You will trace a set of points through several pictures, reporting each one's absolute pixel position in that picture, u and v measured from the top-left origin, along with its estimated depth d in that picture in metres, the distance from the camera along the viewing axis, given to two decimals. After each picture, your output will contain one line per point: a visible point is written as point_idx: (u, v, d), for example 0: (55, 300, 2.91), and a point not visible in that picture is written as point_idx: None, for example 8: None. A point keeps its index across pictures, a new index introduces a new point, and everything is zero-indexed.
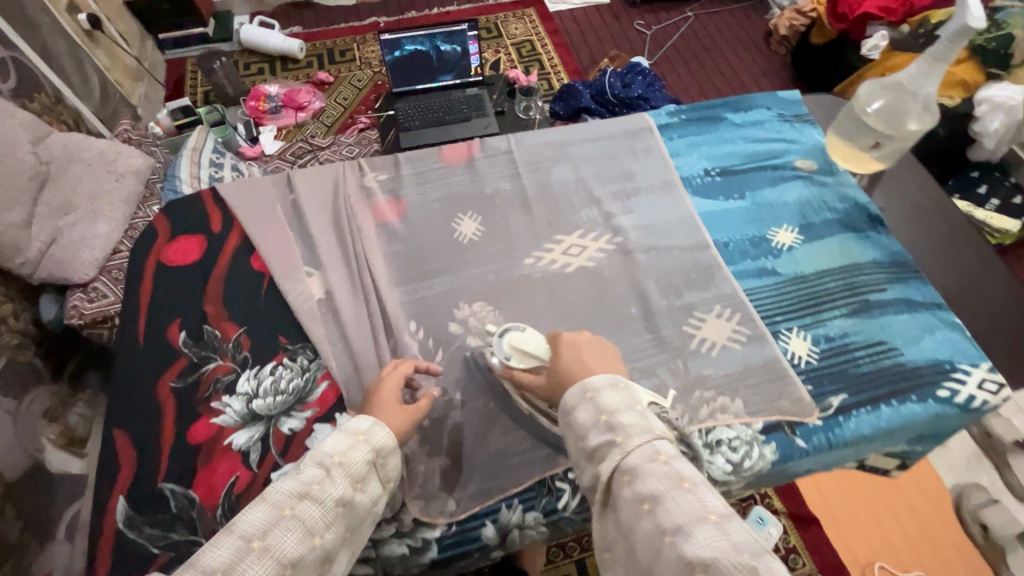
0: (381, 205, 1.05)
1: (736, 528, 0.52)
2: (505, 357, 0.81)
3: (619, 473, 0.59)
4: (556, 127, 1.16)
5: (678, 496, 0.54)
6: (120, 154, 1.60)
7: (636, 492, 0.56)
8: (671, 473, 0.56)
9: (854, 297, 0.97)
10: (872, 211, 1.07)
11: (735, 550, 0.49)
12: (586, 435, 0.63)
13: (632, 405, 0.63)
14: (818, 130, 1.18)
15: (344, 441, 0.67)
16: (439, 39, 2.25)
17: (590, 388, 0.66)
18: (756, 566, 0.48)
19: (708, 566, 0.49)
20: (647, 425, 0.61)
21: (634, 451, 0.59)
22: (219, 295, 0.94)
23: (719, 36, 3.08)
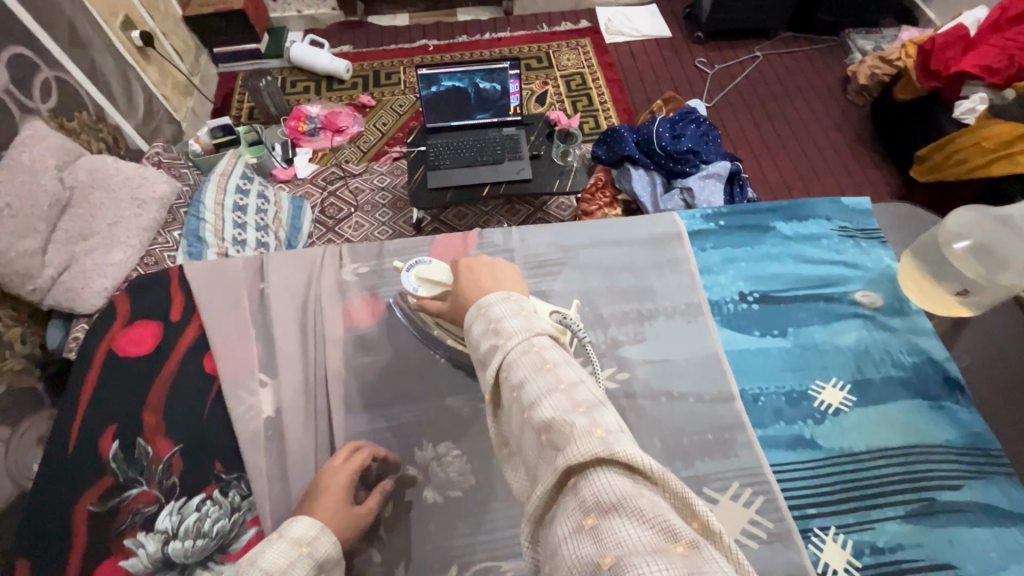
0: (355, 306, 0.92)
1: (581, 391, 0.46)
2: (413, 288, 0.83)
3: (499, 371, 0.51)
4: (569, 224, 1.00)
5: (538, 376, 0.48)
6: (145, 180, 1.49)
7: (509, 385, 0.49)
8: (535, 356, 0.50)
9: (915, 494, 0.76)
10: (951, 373, 0.85)
11: (572, 405, 0.44)
12: (477, 345, 0.55)
13: (519, 310, 0.55)
14: (888, 252, 0.97)
15: (284, 553, 0.59)
16: (479, 77, 2.09)
17: (483, 304, 0.57)
18: (576, 418, 0.43)
19: (552, 427, 0.44)
20: (528, 322, 0.53)
21: (513, 348, 0.51)
22: (162, 402, 0.84)
23: (790, 80, 2.80)
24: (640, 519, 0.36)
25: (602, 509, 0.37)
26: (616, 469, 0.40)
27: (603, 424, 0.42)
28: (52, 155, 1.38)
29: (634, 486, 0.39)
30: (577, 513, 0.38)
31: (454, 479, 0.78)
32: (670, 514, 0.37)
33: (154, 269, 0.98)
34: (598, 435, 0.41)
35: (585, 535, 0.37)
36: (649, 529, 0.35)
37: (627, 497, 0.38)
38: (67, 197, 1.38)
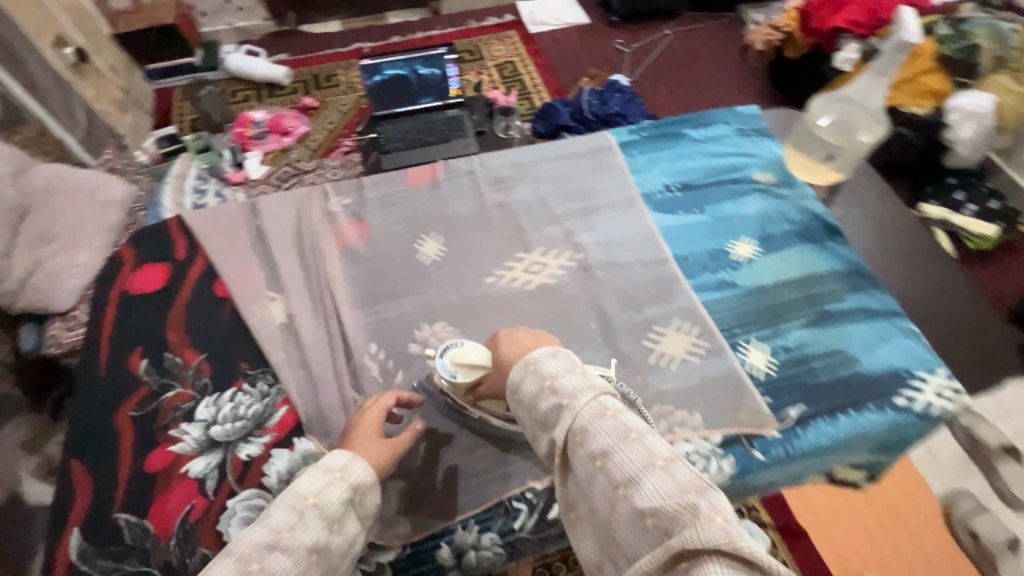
0: (344, 229, 1.06)
1: (679, 469, 0.56)
2: (450, 375, 0.81)
3: (571, 434, 0.63)
4: (519, 147, 1.18)
5: (628, 449, 0.59)
6: (101, 184, 1.51)
7: (588, 450, 0.61)
8: (618, 426, 0.61)
9: (811, 308, 0.98)
10: (830, 222, 1.08)
11: (681, 490, 0.54)
12: (535, 407, 0.68)
13: (570, 370, 0.68)
14: (775, 143, 1.20)
15: (318, 481, 0.66)
16: (419, 63, 2.32)
17: (532, 361, 0.71)
18: (696, 503, 0.52)
19: (657, 511, 0.54)
20: (587, 385, 0.66)
21: (582, 410, 0.64)
22: (182, 323, 0.95)
23: (698, 53, 3.13)
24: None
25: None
26: (733, 563, 0.49)
27: (720, 512, 0.51)
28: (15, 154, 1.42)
29: None
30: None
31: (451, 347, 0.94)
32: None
33: (152, 223, 1.08)
34: (718, 523, 0.50)
35: None
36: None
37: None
38: (27, 201, 1.40)
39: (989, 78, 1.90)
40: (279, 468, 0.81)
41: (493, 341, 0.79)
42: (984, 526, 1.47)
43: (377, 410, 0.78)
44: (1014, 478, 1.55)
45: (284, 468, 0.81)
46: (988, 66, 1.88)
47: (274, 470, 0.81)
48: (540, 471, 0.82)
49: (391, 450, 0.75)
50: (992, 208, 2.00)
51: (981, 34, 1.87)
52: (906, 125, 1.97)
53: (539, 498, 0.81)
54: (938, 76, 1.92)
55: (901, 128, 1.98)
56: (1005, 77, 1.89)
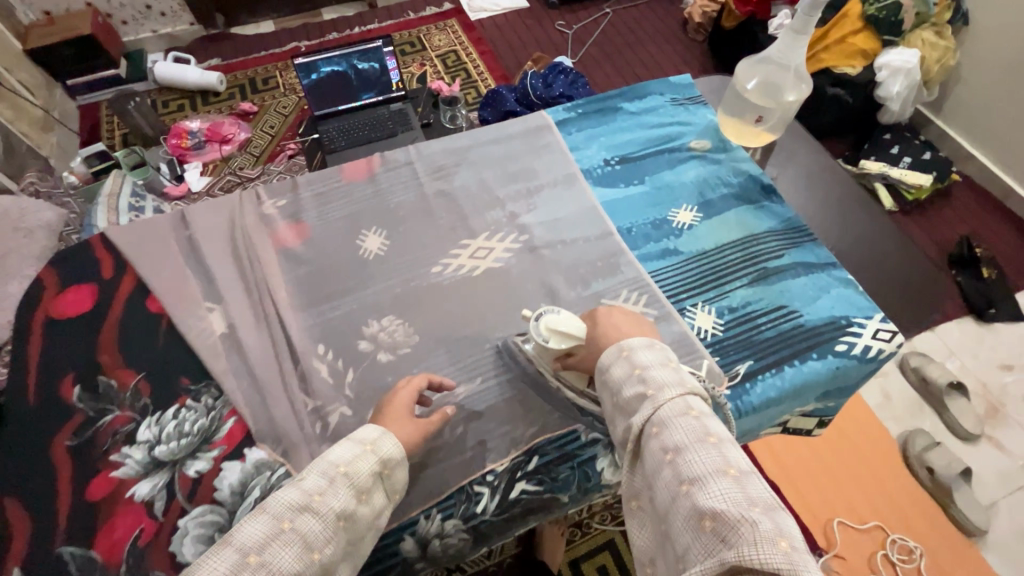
0: (282, 231, 1.02)
1: (752, 484, 0.58)
2: (543, 339, 0.81)
3: (650, 425, 0.66)
4: (456, 134, 1.16)
5: (702, 449, 0.61)
6: (26, 211, 1.47)
7: (662, 443, 0.63)
8: (698, 429, 0.63)
9: (753, 267, 1.00)
10: (766, 182, 1.11)
11: (748, 504, 0.55)
12: (620, 390, 0.71)
13: (663, 364, 0.70)
14: (709, 110, 1.22)
15: (351, 450, 0.68)
16: (356, 58, 2.23)
17: (627, 348, 0.73)
18: (758, 522, 0.53)
19: (717, 516, 0.55)
20: (678, 381, 0.68)
21: (664, 404, 0.66)
22: (115, 344, 0.90)
23: (639, 29, 3.15)
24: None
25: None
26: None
27: (785, 536, 0.52)
28: None
29: None
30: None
31: (401, 340, 0.92)
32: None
33: (74, 243, 1.02)
34: (781, 548, 0.51)
35: None
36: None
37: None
38: None
39: (912, 34, 1.99)
40: (230, 481, 0.79)
41: (592, 321, 0.82)
42: (941, 460, 1.49)
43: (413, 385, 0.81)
44: (965, 416, 1.59)
45: (236, 480, 0.79)
46: (912, 23, 1.97)
47: (226, 484, 0.79)
48: (501, 453, 0.82)
49: (423, 429, 0.77)
50: (926, 159, 2.06)
51: None
52: (840, 86, 2.03)
53: (499, 479, 0.81)
54: (865, 36, 1.99)
55: (835, 90, 2.04)
56: (929, 33, 1.98)
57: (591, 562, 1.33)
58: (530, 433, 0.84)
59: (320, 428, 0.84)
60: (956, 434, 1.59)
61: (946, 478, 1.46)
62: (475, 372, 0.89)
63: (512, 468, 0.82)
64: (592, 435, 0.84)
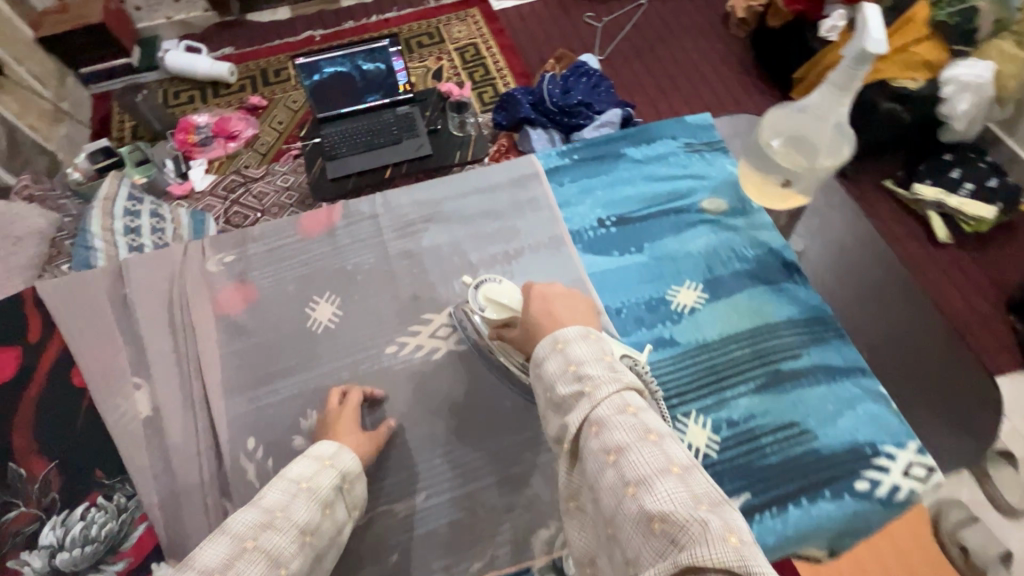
0: (224, 295, 0.91)
1: (698, 479, 0.49)
2: (479, 308, 0.79)
3: (586, 424, 0.55)
4: (432, 181, 1.02)
5: (644, 450, 0.50)
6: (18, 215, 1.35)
7: (601, 443, 0.52)
8: (638, 426, 0.52)
9: (763, 368, 0.84)
10: (788, 257, 0.93)
11: (694, 502, 0.46)
12: (554, 385, 0.59)
13: (600, 357, 0.59)
14: (730, 160, 1.04)
15: (309, 467, 0.66)
16: (360, 58, 1.95)
17: (562, 338, 0.61)
18: (709, 519, 0.44)
19: (667, 516, 0.45)
20: (615, 376, 0.57)
21: (603, 402, 0.55)
22: (31, 423, 0.81)
23: (675, 22, 2.76)
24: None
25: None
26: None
27: (737, 532, 0.44)
28: None
29: None
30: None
31: None
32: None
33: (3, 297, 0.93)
34: (731, 543, 0.42)
35: None
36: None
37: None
38: None
39: (988, 43, 1.64)
40: None
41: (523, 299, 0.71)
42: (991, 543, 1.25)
43: (350, 409, 0.78)
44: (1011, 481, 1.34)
45: None
46: (988, 31, 1.62)
47: None
48: None
49: (371, 441, 0.76)
50: (992, 186, 1.71)
51: None
52: (898, 102, 1.70)
53: None
54: (932, 44, 1.64)
55: (891, 105, 1.70)
56: (1009, 43, 1.63)
57: None
58: (472, 570, 0.73)
59: None
60: None
61: None
62: (421, 484, 0.77)
63: None
64: None
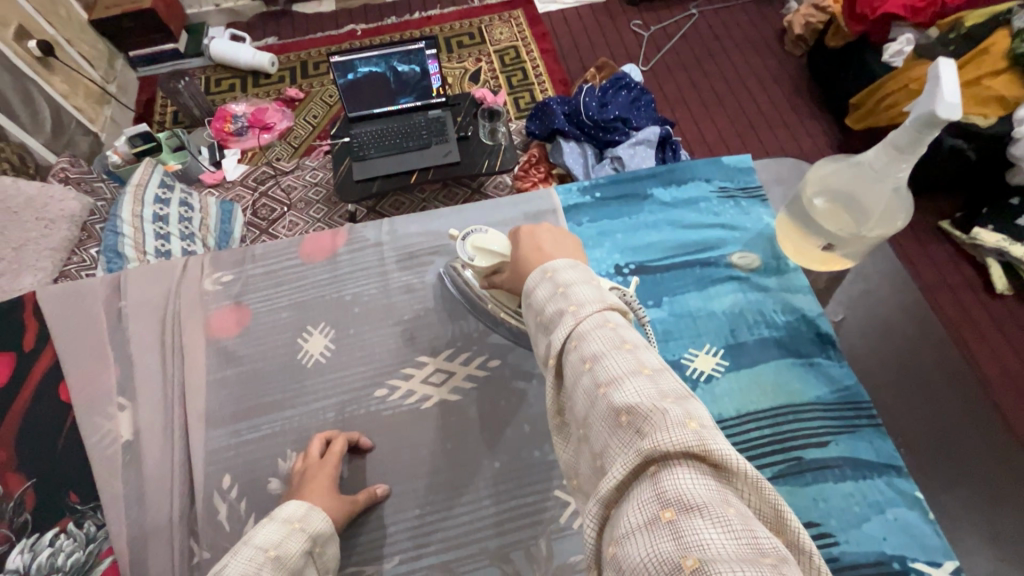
0: (218, 317, 0.88)
1: (668, 380, 0.45)
2: (468, 258, 0.76)
3: (568, 340, 0.50)
4: (442, 210, 0.97)
5: (618, 355, 0.46)
6: (52, 197, 1.30)
7: (580, 354, 0.48)
8: (614, 335, 0.48)
9: (782, 454, 0.76)
10: (823, 327, 0.84)
11: (660, 395, 0.42)
12: (542, 308, 0.54)
13: (589, 281, 0.55)
14: (767, 209, 0.95)
15: (277, 531, 0.63)
16: (396, 59, 1.87)
17: (550, 268, 0.57)
18: (670, 408, 0.41)
19: (634, 409, 0.42)
20: (600, 297, 0.53)
21: (586, 318, 0.50)
22: (12, 438, 0.80)
23: (727, 36, 2.62)
24: (723, 527, 0.35)
25: (683, 506, 0.36)
26: (702, 469, 0.38)
27: (699, 418, 0.40)
28: None
29: (718, 491, 0.37)
30: (655, 504, 0.37)
31: None
32: (754, 527, 0.35)
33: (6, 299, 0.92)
34: (691, 428, 0.39)
35: (663, 529, 0.35)
36: (735, 540, 0.34)
37: (710, 501, 0.36)
38: None
39: None
40: None
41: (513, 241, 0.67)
42: None
43: (330, 461, 0.74)
44: None
45: None
46: None
47: None
48: None
49: (345, 507, 0.72)
50: None
51: None
52: (961, 137, 1.55)
53: None
54: (1006, 78, 1.46)
55: (955, 141, 1.56)
56: None
57: None
58: None
59: None
60: None
61: None
62: (394, 546, 0.73)
63: None
64: None
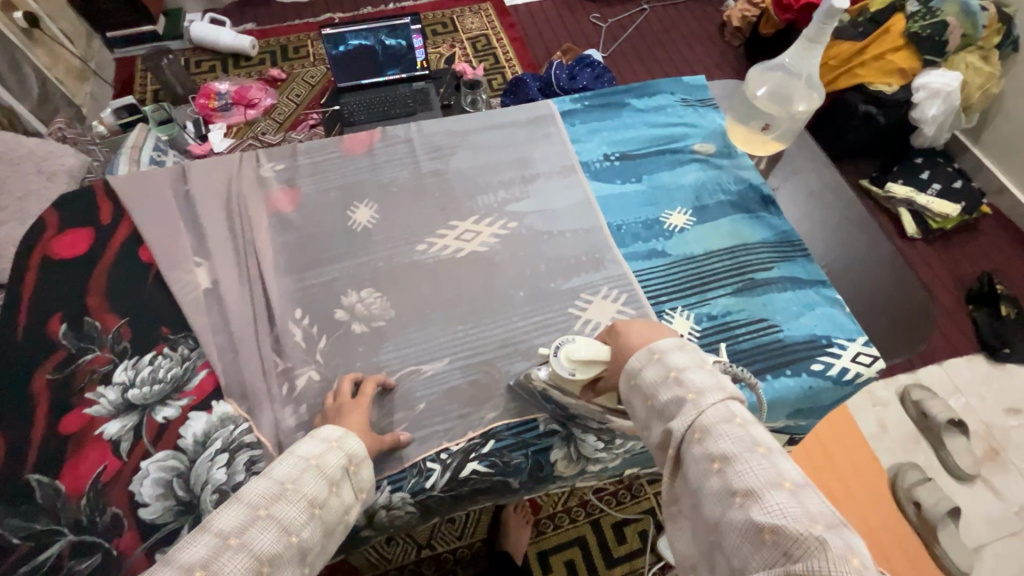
0: (275, 196, 1.04)
1: (810, 498, 0.48)
2: (568, 373, 0.73)
3: (690, 431, 0.55)
4: (459, 116, 1.16)
5: (752, 459, 0.51)
6: None
7: (706, 450, 0.53)
8: (746, 436, 0.53)
9: (739, 276, 0.99)
10: (765, 191, 1.08)
11: (809, 519, 0.46)
12: (655, 392, 0.60)
13: (700, 365, 0.60)
14: (720, 114, 1.20)
15: (317, 446, 0.68)
16: (384, 33, 2.03)
17: (657, 349, 0.63)
18: (827, 537, 0.44)
19: (777, 528, 0.45)
20: (719, 384, 0.58)
21: (709, 409, 0.55)
22: (103, 288, 0.93)
23: (673, 28, 2.95)
24: None
25: None
26: None
27: (859, 554, 0.43)
28: None
29: None
30: None
31: (377, 313, 0.93)
32: None
33: (76, 188, 1.05)
34: (853, 564, 0.42)
35: None
36: None
37: None
38: None
39: (956, 56, 1.78)
40: (195, 430, 0.81)
41: (610, 333, 0.70)
42: (931, 496, 1.23)
43: (362, 400, 0.80)
44: (964, 454, 1.39)
45: (200, 430, 0.81)
46: (955, 45, 1.75)
47: (190, 433, 0.81)
48: (458, 433, 0.83)
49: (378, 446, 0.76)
50: (956, 188, 1.88)
51: (950, 10, 1.73)
52: (873, 104, 1.82)
53: (453, 458, 0.81)
54: (906, 53, 1.77)
55: (868, 107, 1.82)
56: (975, 56, 1.77)
57: (559, 556, 1.20)
58: (488, 417, 0.84)
59: (289, 388, 0.86)
60: (953, 474, 1.38)
61: (934, 516, 1.20)
62: (444, 352, 0.90)
63: (466, 449, 0.82)
64: (549, 426, 0.84)
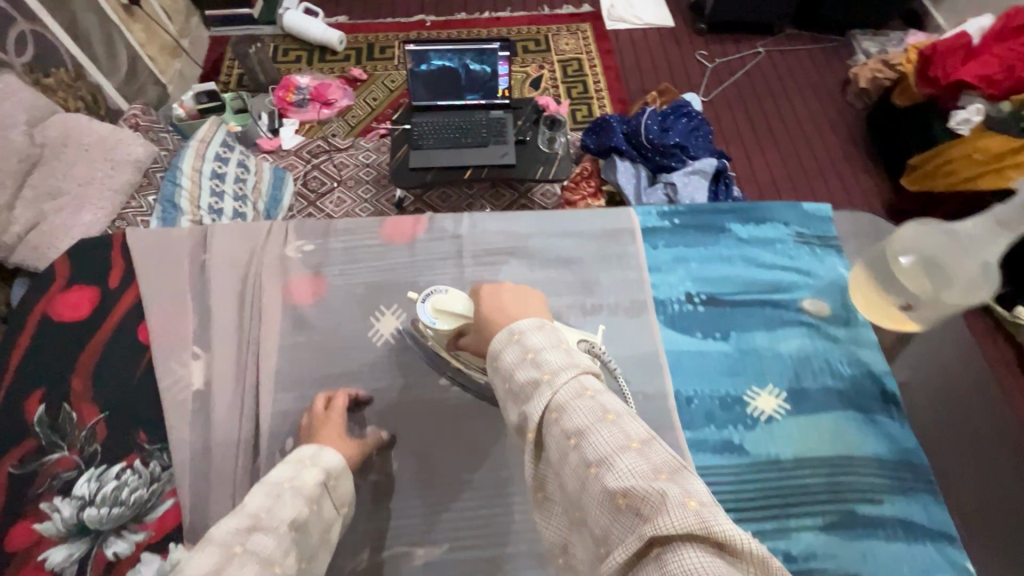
0: (297, 284, 0.91)
1: (658, 452, 0.43)
2: (431, 322, 0.76)
3: (547, 411, 0.48)
4: (522, 215, 0.99)
5: (604, 428, 0.44)
6: (121, 141, 1.28)
7: (562, 428, 0.46)
8: (595, 405, 0.46)
9: (836, 504, 0.76)
10: (888, 386, 0.85)
11: (655, 472, 0.41)
12: (511, 374, 0.52)
13: (558, 344, 0.52)
14: (842, 261, 0.96)
15: (288, 469, 0.63)
16: (470, 56, 1.67)
17: (516, 329, 0.54)
18: (667, 489, 0.39)
19: (630, 492, 0.40)
20: (573, 359, 0.50)
21: (562, 387, 0.48)
22: (91, 371, 0.83)
23: (789, 77, 2.52)
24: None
25: None
26: (710, 553, 0.37)
27: (697, 497, 0.39)
28: (36, 103, 1.23)
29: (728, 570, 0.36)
30: None
31: (377, 463, 0.79)
32: None
33: (96, 234, 0.96)
34: (692, 507, 0.38)
35: None
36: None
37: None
38: (38, 154, 1.20)
39: None
40: None
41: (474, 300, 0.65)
42: None
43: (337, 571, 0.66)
44: None
45: None
46: None
47: None
48: None
49: (358, 449, 0.76)
50: None
51: None
52: None
53: None
54: None
55: None
56: None
57: None
58: None
59: None
60: None
61: None
62: (445, 533, 0.74)
63: None
64: None
